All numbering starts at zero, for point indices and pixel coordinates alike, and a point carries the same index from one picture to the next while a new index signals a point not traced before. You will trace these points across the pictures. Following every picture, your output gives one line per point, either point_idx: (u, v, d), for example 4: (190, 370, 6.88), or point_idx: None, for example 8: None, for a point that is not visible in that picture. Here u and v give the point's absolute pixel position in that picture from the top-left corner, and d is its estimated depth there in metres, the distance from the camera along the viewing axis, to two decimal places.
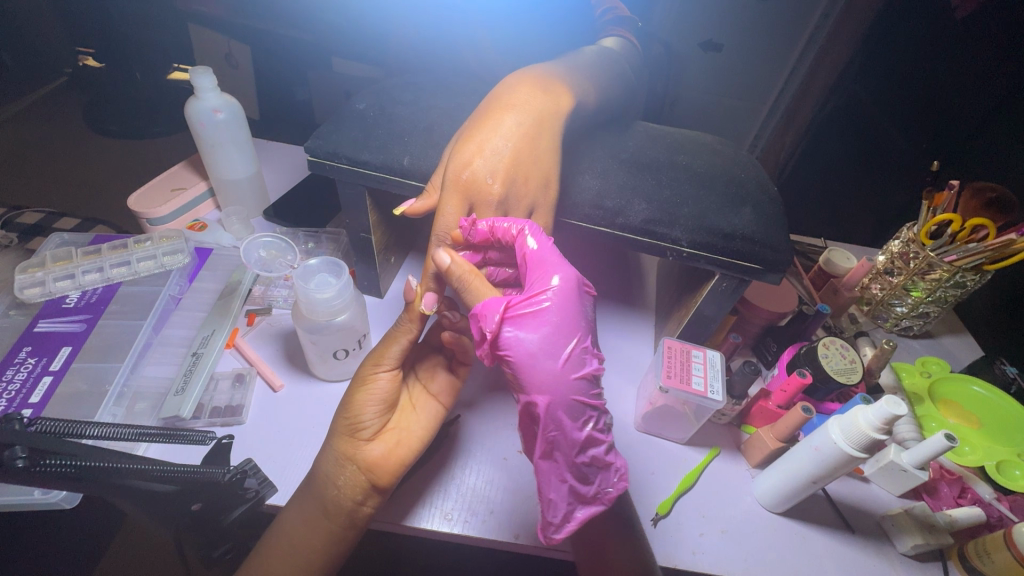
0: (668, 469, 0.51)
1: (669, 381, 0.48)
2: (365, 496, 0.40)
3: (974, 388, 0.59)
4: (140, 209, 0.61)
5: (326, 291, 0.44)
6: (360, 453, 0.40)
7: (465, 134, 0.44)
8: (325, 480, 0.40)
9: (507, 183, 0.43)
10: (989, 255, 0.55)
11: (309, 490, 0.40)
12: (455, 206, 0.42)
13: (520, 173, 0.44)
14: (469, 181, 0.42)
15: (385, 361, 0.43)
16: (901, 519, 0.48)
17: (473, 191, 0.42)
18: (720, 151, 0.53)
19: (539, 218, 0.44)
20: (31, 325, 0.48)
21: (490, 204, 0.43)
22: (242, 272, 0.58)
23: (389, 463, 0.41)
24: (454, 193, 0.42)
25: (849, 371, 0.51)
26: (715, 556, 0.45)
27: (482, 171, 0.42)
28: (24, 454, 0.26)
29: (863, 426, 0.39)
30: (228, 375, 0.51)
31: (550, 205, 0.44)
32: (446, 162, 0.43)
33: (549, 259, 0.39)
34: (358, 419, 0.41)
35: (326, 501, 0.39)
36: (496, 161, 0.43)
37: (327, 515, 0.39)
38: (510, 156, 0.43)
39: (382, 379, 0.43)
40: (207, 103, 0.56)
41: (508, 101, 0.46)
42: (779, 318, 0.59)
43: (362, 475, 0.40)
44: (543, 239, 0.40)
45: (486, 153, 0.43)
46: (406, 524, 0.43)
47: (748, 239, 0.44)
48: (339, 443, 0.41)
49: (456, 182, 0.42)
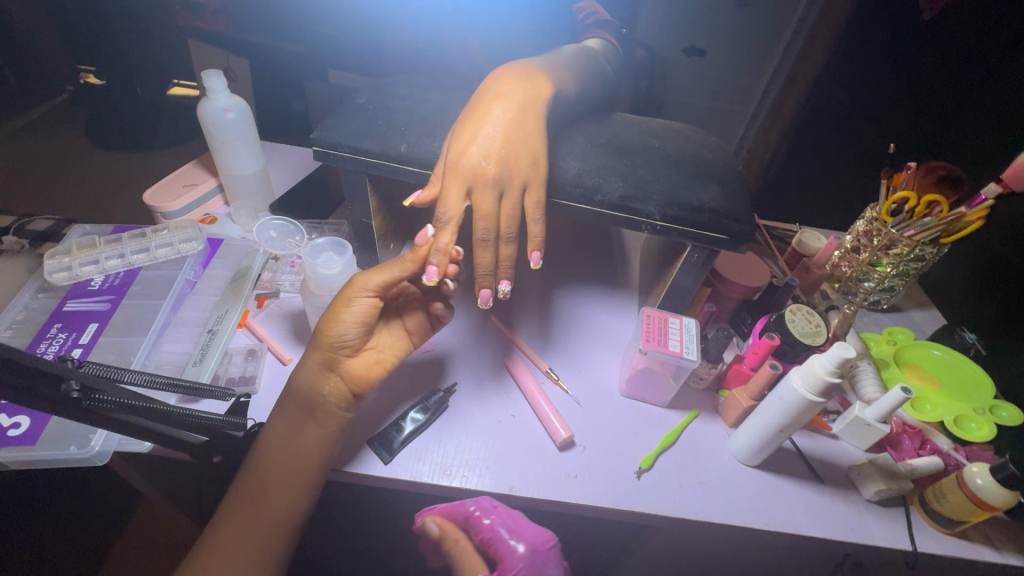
0: (650, 429, 0.55)
1: (648, 344, 0.52)
2: (348, 403, 0.45)
3: (934, 352, 0.64)
4: (156, 203, 0.65)
5: (331, 267, 0.50)
6: (341, 368, 0.45)
7: (458, 124, 0.49)
8: (310, 392, 0.44)
9: (500, 164, 0.47)
10: (942, 229, 0.60)
11: (292, 404, 0.44)
12: (457, 190, 0.46)
13: (511, 154, 0.47)
14: (467, 166, 0.46)
15: (369, 286, 0.45)
16: (865, 469, 0.52)
17: (471, 174, 0.46)
18: (692, 137, 0.57)
19: (531, 192, 0.48)
20: (61, 305, 0.53)
21: (488, 184, 0.47)
22: (252, 257, 0.62)
23: (369, 376, 0.46)
24: (454, 178, 0.46)
25: (814, 334, 0.55)
26: (692, 503, 0.49)
27: (477, 157, 0.47)
28: (78, 387, 0.30)
29: (818, 370, 0.44)
30: (241, 350, 0.54)
31: (541, 182, 0.48)
32: (449, 158, 0.47)
33: (519, 519, 0.56)
34: (339, 337, 0.44)
35: (314, 409, 0.44)
36: (488, 146, 0.47)
37: (317, 421, 0.44)
38: (501, 140, 0.47)
39: (363, 303, 0.45)
40: (218, 104, 0.60)
41: (495, 92, 0.51)
42: (753, 292, 0.63)
43: (346, 385, 0.45)
44: (491, 513, 0.55)
45: (478, 140, 0.47)
46: (364, 438, 0.50)
47: (715, 212, 0.48)
48: (318, 359, 0.44)
49: (458, 170, 0.46)
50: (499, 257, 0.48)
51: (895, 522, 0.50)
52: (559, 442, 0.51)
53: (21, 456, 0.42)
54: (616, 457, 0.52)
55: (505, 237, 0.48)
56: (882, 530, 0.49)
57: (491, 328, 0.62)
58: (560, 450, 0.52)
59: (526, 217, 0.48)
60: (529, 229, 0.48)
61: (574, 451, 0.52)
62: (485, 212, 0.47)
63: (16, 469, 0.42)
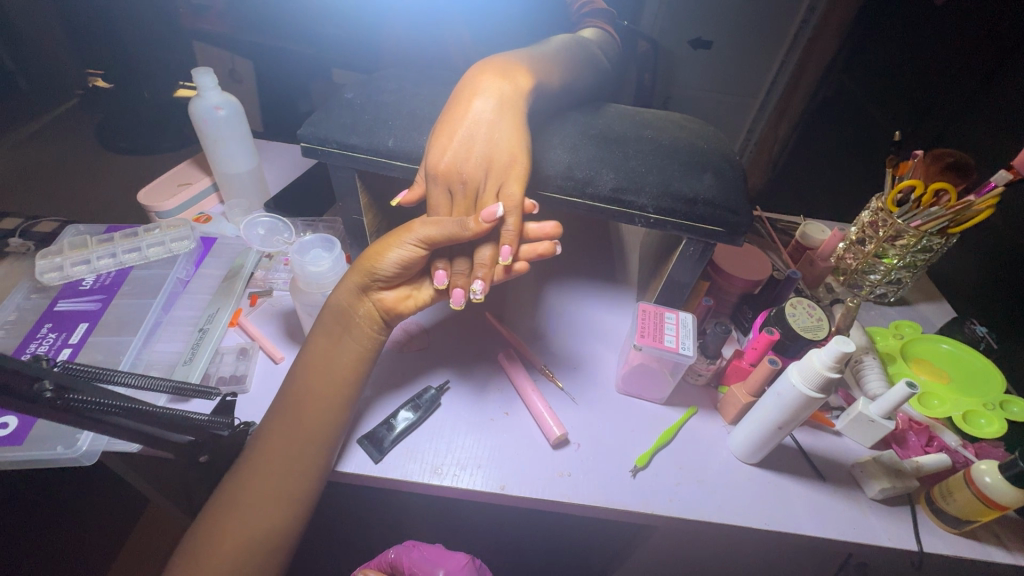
0: (646, 427, 0.54)
1: (643, 339, 0.51)
2: (379, 328, 0.48)
3: (943, 345, 0.62)
4: (150, 202, 0.65)
5: (320, 264, 0.49)
6: (375, 297, 0.47)
7: (436, 127, 0.49)
8: (345, 309, 0.46)
9: (478, 167, 0.47)
10: (951, 218, 0.58)
11: (330, 320, 0.47)
12: (440, 196, 0.47)
13: (491, 158, 0.47)
14: (447, 170, 0.46)
15: (416, 236, 0.44)
16: (869, 466, 0.50)
17: (451, 178, 0.47)
18: (688, 127, 0.56)
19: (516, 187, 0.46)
20: (52, 304, 0.53)
21: (470, 190, 0.47)
22: (245, 257, 0.62)
23: (399, 312, 0.47)
24: (436, 185, 0.47)
25: (816, 328, 0.53)
26: (689, 503, 0.48)
27: (457, 160, 0.47)
28: (52, 387, 0.30)
29: (818, 365, 0.42)
30: (233, 349, 0.54)
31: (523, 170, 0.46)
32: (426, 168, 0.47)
33: (441, 551, 0.54)
34: (377, 270, 0.45)
35: (347, 327, 0.47)
36: (467, 149, 0.47)
37: (352, 337, 0.47)
38: (481, 142, 0.47)
39: (407, 249, 0.44)
40: (209, 101, 0.60)
41: (471, 90, 0.50)
42: (753, 286, 0.62)
43: (376, 311, 0.47)
44: (412, 552, 0.54)
45: (456, 143, 0.47)
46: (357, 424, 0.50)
47: (709, 203, 0.47)
48: (355, 282, 0.46)
49: (439, 174, 0.46)
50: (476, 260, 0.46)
51: (900, 521, 0.49)
52: (552, 440, 0.50)
53: (8, 457, 0.42)
54: (612, 456, 0.51)
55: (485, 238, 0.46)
56: (886, 529, 0.48)
57: (484, 325, 0.61)
58: (553, 448, 0.51)
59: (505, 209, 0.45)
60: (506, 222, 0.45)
61: (568, 448, 0.51)
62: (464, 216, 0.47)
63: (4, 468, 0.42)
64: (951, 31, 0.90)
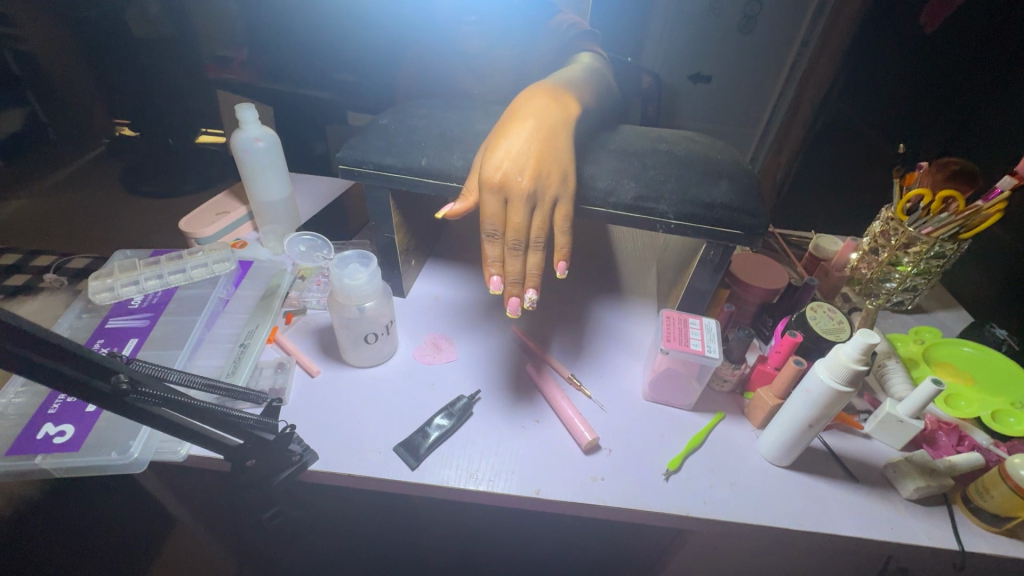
0: (674, 432, 0.54)
1: (669, 343, 0.52)
2: None
3: (965, 349, 0.63)
4: (191, 230, 0.69)
5: (359, 278, 0.51)
6: None
7: (492, 143, 0.51)
8: None
9: (534, 178, 0.48)
10: (961, 224, 0.59)
11: None
12: (494, 203, 0.48)
13: (544, 169, 0.49)
14: (503, 179, 0.47)
15: None
16: (902, 466, 0.50)
17: (507, 187, 0.48)
18: (701, 141, 0.59)
19: (564, 207, 0.49)
20: (103, 323, 0.56)
21: (522, 197, 0.47)
22: (281, 278, 0.65)
23: None
24: (491, 192, 0.48)
25: (838, 330, 0.55)
26: (723, 505, 0.48)
27: (512, 170, 0.48)
28: (126, 380, 0.32)
29: (844, 359, 0.43)
30: (271, 363, 0.56)
31: (571, 192, 0.50)
32: (482, 178, 0.48)
33: None
34: None
35: None
36: (522, 161, 0.48)
37: None
38: (532, 157, 0.49)
39: None
40: (250, 134, 0.64)
41: (526, 111, 0.53)
42: (772, 295, 0.63)
43: None
44: None
45: (513, 154, 0.49)
46: None
47: (727, 208, 0.49)
48: None
49: (491, 180, 0.48)
50: (527, 269, 0.49)
51: (938, 521, 0.48)
52: (584, 445, 0.51)
53: (65, 463, 0.43)
54: (643, 460, 0.51)
55: (536, 246, 0.48)
56: (926, 530, 0.47)
57: (508, 336, 0.63)
58: (585, 453, 0.51)
59: (555, 228, 0.49)
60: (557, 241, 0.49)
61: (599, 454, 0.51)
62: (518, 224, 0.48)
63: (60, 475, 0.43)
64: (946, 50, 0.93)
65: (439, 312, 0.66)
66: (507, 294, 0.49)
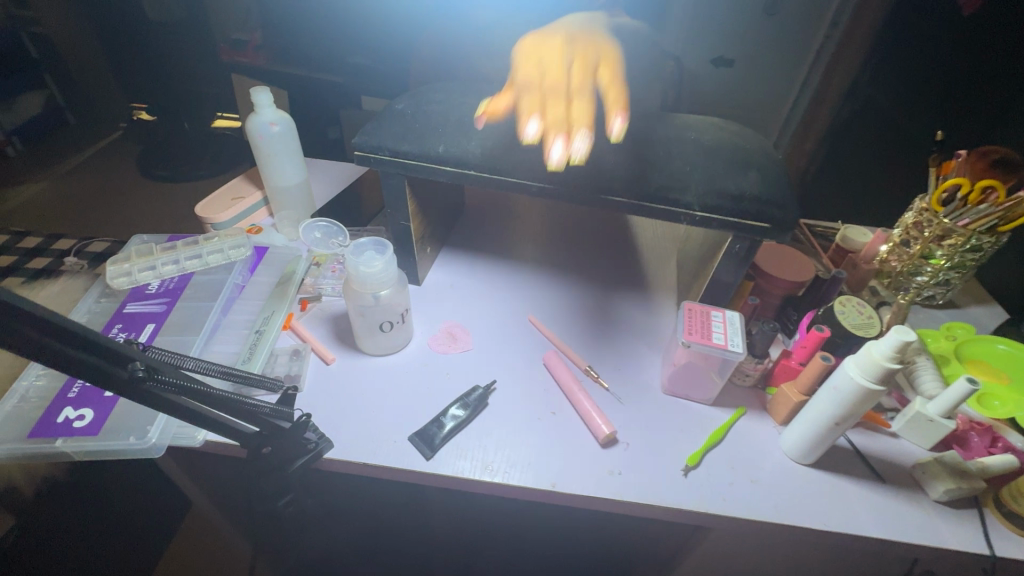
0: (694, 426, 0.53)
1: (691, 337, 0.51)
2: None
3: (999, 346, 0.60)
4: (207, 215, 0.69)
5: (374, 265, 0.51)
6: None
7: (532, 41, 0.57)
8: None
9: (566, 45, 0.52)
10: (1001, 216, 0.56)
11: None
12: (530, 68, 0.51)
13: (578, 37, 0.53)
14: (533, 48, 0.52)
15: None
16: (931, 467, 0.49)
17: (540, 54, 0.52)
18: (728, 128, 0.57)
19: (608, 62, 0.51)
20: (121, 307, 0.56)
21: (554, 52, 0.51)
22: (296, 264, 0.65)
23: None
24: (525, 61, 0.52)
25: (867, 325, 0.53)
26: (744, 502, 0.47)
27: (543, 40, 0.53)
28: (143, 367, 0.32)
29: (876, 357, 0.41)
30: (287, 350, 0.56)
31: (613, 55, 0.51)
32: (515, 64, 0.52)
33: None
34: None
35: None
36: (554, 38, 0.53)
37: None
38: (563, 33, 0.53)
39: None
40: (265, 118, 0.63)
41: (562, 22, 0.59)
42: (797, 288, 0.61)
43: None
44: None
45: (544, 35, 0.54)
46: None
47: (756, 199, 0.47)
48: None
49: (526, 59, 0.52)
50: (572, 113, 0.48)
51: (969, 525, 0.47)
52: (601, 438, 0.50)
53: (85, 447, 0.44)
54: (661, 455, 0.50)
55: (580, 89, 0.49)
56: (956, 533, 0.46)
57: (524, 327, 0.62)
58: (602, 447, 0.50)
59: (602, 76, 0.50)
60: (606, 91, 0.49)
61: (617, 448, 0.50)
62: (557, 78, 0.49)
63: (80, 459, 0.44)
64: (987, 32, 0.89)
65: (454, 300, 0.65)
66: (550, 136, 0.49)
